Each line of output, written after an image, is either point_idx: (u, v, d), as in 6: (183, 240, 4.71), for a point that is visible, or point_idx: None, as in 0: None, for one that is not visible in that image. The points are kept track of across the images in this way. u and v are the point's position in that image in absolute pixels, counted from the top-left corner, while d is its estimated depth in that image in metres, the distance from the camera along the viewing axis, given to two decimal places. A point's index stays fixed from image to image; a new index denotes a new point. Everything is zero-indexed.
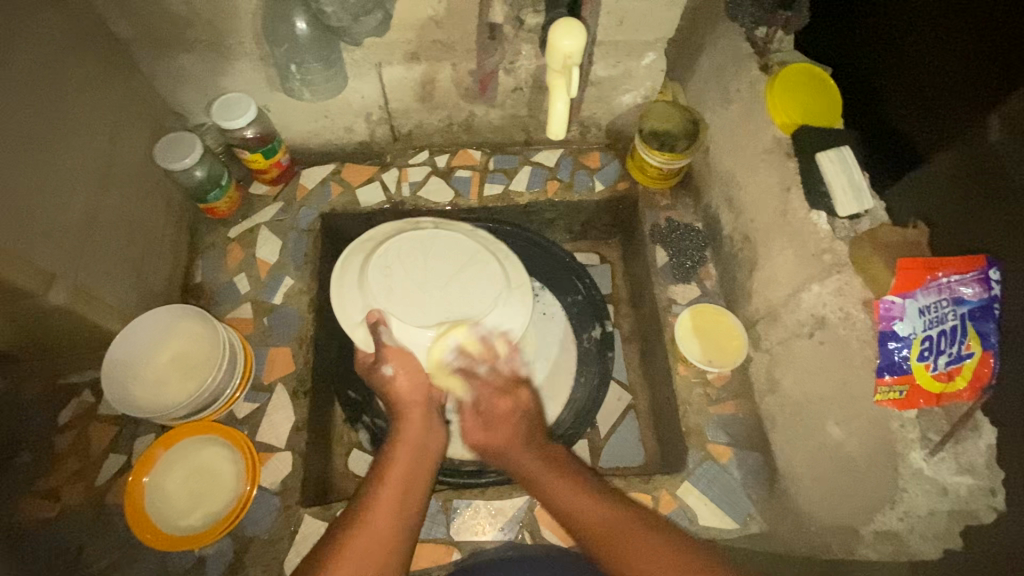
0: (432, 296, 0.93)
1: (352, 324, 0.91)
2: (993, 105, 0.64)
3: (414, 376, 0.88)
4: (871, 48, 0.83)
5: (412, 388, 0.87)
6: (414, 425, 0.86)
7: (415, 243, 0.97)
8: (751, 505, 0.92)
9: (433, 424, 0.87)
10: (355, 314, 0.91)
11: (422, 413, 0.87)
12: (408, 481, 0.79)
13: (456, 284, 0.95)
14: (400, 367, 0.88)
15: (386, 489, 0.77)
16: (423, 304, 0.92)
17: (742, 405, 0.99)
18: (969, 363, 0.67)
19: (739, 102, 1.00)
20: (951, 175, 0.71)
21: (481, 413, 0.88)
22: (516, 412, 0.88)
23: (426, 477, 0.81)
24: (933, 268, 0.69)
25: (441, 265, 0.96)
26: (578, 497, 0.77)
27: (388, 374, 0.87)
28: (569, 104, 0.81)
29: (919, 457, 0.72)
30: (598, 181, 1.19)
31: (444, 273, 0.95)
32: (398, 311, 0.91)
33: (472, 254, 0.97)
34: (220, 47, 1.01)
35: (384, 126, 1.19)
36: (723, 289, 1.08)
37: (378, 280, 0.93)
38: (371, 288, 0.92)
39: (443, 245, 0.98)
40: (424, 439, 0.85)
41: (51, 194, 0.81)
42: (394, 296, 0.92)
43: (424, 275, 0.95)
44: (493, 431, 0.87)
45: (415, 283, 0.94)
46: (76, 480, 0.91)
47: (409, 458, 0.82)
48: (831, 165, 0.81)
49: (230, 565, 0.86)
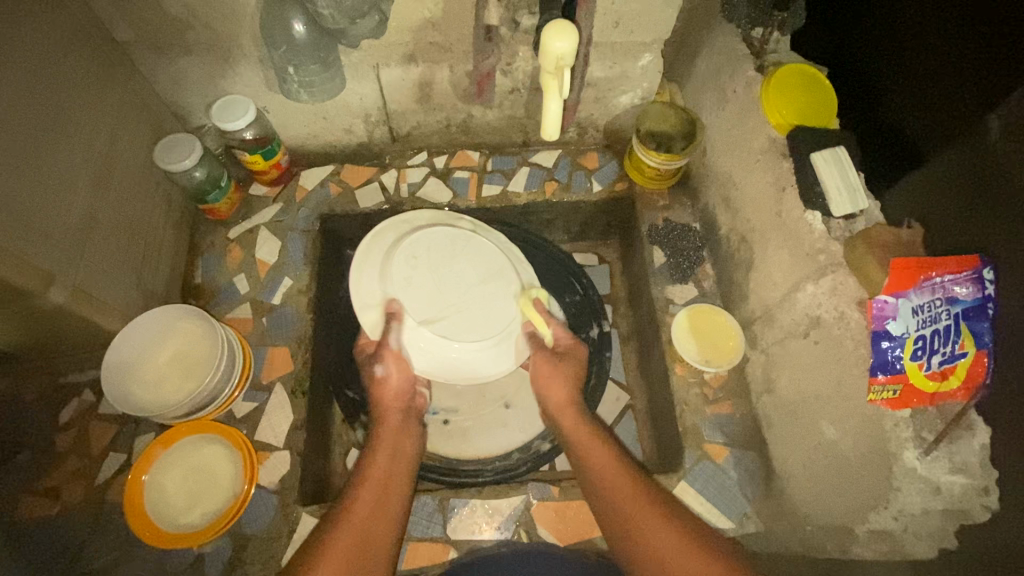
0: (457, 296, 0.93)
1: (363, 307, 0.88)
2: (992, 106, 0.64)
3: (404, 378, 0.88)
4: (867, 47, 0.83)
5: (395, 393, 0.87)
6: (389, 429, 0.85)
7: (440, 244, 0.96)
8: (747, 505, 0.92)
9: (411, 425, 0.88)
10: (372, 297, 0.89)
11: (399, 416, 0.87)
12: (385, 481, 0.79)
13: (475, 290, 0.94)
14: (392, 369, 0.87)
15: (363, 490, 0.77)
16: (438, 302, 0.92)
17: (738, 405, 0.99)
18: (963, 363, 0.67)
19: (736, 103, 1.00)
20: (950, 177, 0.70)
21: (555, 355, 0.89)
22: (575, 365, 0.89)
23: (403, 476, 0.81)
24: (927, 268, 0.68)
25: (466, 268, 0.95)
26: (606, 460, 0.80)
27: (378, 374, 0.87)
28: (562, 104, 0.80)
29: (913, 456, 0.71)
30: (596, 181, 1.20)
31: (468, 278, 0.94)
32: (415, 307, 0.90)
33: (493, 264, 0.97)
34: (220, 50, 1.02)
35: (383, 127, 1.20)
36: (721, 289, 1.08)
37: (404, 270, 0.92)
38: (393, 276, 0.91)
39: (472, 249, 0.97)
40: (399, 441, 0.85)
41: (51, 195, 0.82)
42: (415, 291, 0.91)
43: (443, 278, 0.93)
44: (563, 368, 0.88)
45: (437, 281, 0.93)
46: (76, 480, 0.92)
47: (387, 458, 0.82)
48: (826, 165, 0.81)
49: (229, 563, 0.87)
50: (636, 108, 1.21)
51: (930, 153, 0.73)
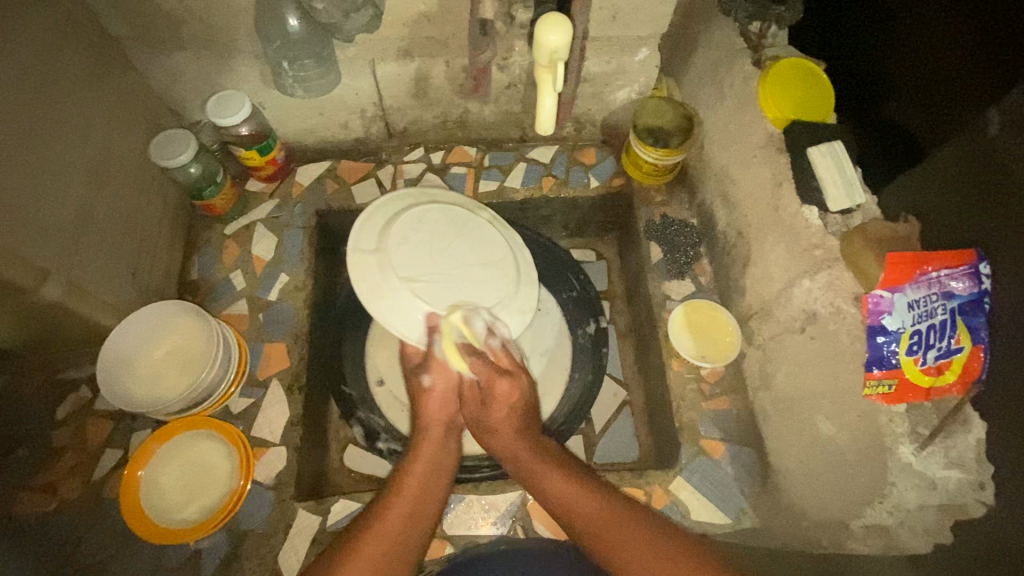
0: (447, 268, 0.91)
1: (355, 249, 0.88)
2: (991, 101, 0.63)
3: (448, 391, 0.89)
4: (865, 42, 0.82)
5: (441, 407, 0.89)
6: (432, 442, 0.86)
7: (429, 232, 0.93)
8: (744, 500, 0.92)
9: (452, 444, 0.88)
10: (368, 243, 0.89)
11: (442, 432, 0.87)
12: (421, 492, 0.80)
13: (476, 273, 0.92)
14: (439, 380, 0.89)
15: (398, 501, 0.77)
16: (428, 267, 0.90)
17: (735, 401, 0.99)
18: (959, 358, 0.66)
19: (733, 98, 1.00)
20: (949, 172, 0.69)
21: (479, 391, 0.89)
22: (510, 401, 0.88)
23: (439, 493, 0.82)
24: (922, 262, 0.68)
25: (464, 252, 0.93)
26: (567, 485, 0.79)
27: (425, 383, 0.89)
28: (556, 99, 0.82)
29: (908, 451, 0.73)
30: (593, 177, 1.20)
31: (463, 257, 0.92)
32: (403, 261, 0.88)
33: (495, 245, 0.96)
34: (215, 45, 1.02)
35: (379, 123, 1.19)
36: (718, 285, 1.08)
37: (405, 230, 0.91)
38: (393, 231, 0.90)
39: (479, 237, 0.95)
40: (441, 457, 0.85)
41: (46, 191, 0.82)
42: (410, 251, 0.89)
43: (440, 265, 0.90)
44: (491, 411, 0.88)
45: (431, 252, 0.91)
46: (73, 475, 0.92)
47: (424, 474, 0.82)
48: (822, 159, 0.82)
49: (226, 558, 0.87)
50: (633, 103, 1.21)
51: (930, 148, 0.72)
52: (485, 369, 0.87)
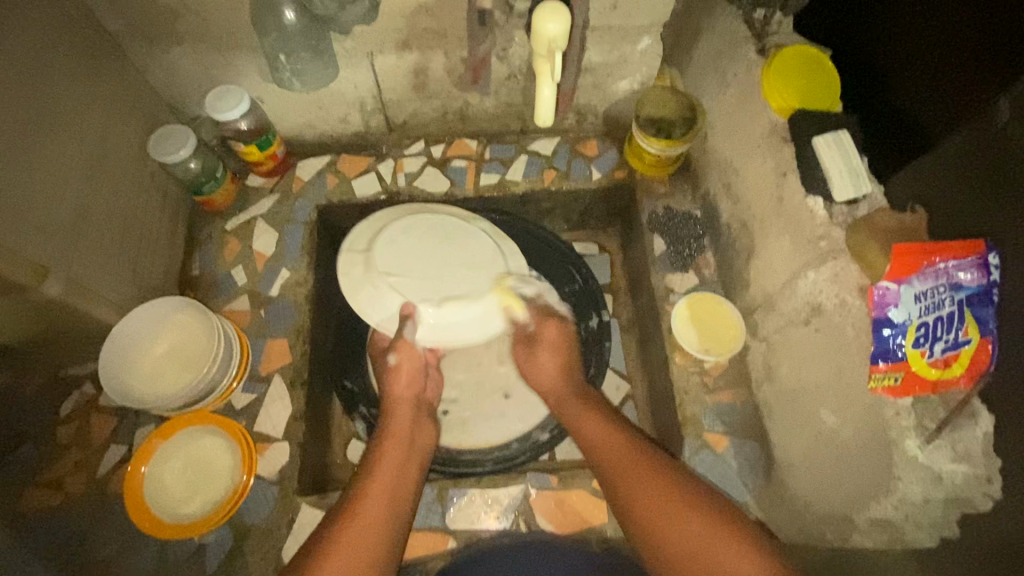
0: (434, 266, 0.97)
1: (349, 250, 0.97)
2: (1003, 86, 0.61)
3: (413, 371, 0.93)
4: (871, 30, 0.81)
5: (406, 384, 0.92)
6: (400, 417, 0.89)
7: (419, 236, 0.99)
8: (747, 494, 0.92)
9: (421, 419, 0.91)
10: (360, 243, 0.98)
11: (409, 408, 0.91)
12: (398, 466, 0.81)
13: (458, 270, 0.97)
14: (404, 358, 0.92)
15: (376, 477, 0.78)
16: (417, 262, 0.97)
17: (739, 394, 0.98)
18: (967, 350, 0.65)
19: (736, 87, 0.99)
20: (961, 161, 0.67)
21: (528, 337, 0.96)
22: (564, 339, 0.95)
23: (416, 462, 0.84)
24: (930, 253, 0.66)
25: (453, 255, 0.98)
26: (609, 435, 0.82)
27: (391, 363, 0.93)
28: (554, 90, 0.82)
29: (915, 445, 0.71)
30: (595, 169, 1.19)
31: (449, 256, 0.98)
32: (388, 256, 0.96)
33: (484, 249, 1.00)
34: (211, 40, 1.02)
35: (379, 116, 1.19)
36: (721, 277, 1.06)
37: (399, 236, 0.98)
38: (384, 233, 0.98)
39: (469, 241, 1.00)
40: (411, 431, 0.88)
41: (44, 188, 0.82)
42: (398, 249, 0.97)
43: (420, 266, 0.96)
44: (540, 359, 0.94)
45: (418, 252, 0.98)
46: (77, 472, 0.93)
47: (398, 448, 0.84)
48: (827, 151, 0.79)
49: (230, 553, 0.87)
50: (634, 94, 1.20)
51: (938, 135, 0.70)
52: (533, 313, 0.96)
